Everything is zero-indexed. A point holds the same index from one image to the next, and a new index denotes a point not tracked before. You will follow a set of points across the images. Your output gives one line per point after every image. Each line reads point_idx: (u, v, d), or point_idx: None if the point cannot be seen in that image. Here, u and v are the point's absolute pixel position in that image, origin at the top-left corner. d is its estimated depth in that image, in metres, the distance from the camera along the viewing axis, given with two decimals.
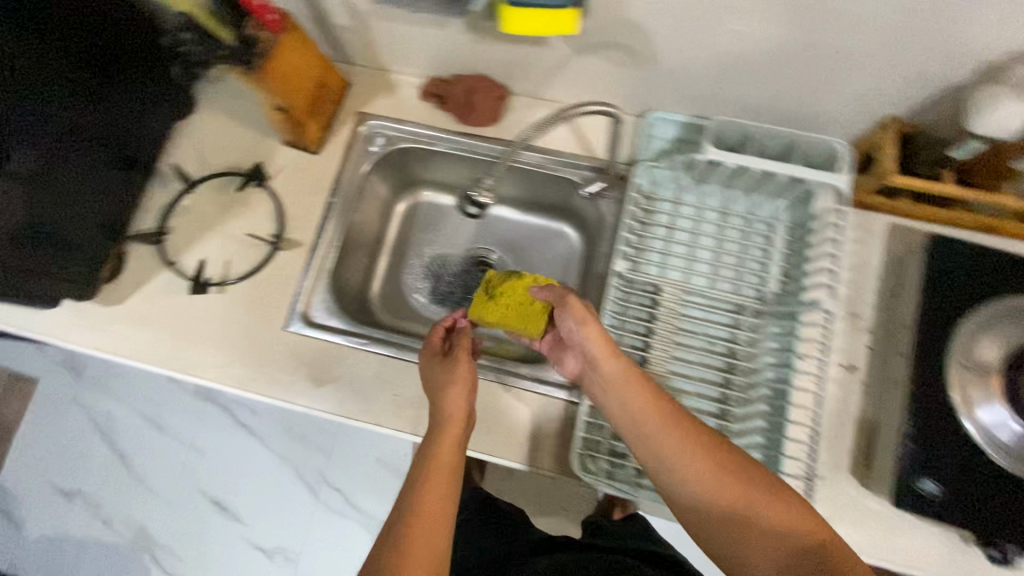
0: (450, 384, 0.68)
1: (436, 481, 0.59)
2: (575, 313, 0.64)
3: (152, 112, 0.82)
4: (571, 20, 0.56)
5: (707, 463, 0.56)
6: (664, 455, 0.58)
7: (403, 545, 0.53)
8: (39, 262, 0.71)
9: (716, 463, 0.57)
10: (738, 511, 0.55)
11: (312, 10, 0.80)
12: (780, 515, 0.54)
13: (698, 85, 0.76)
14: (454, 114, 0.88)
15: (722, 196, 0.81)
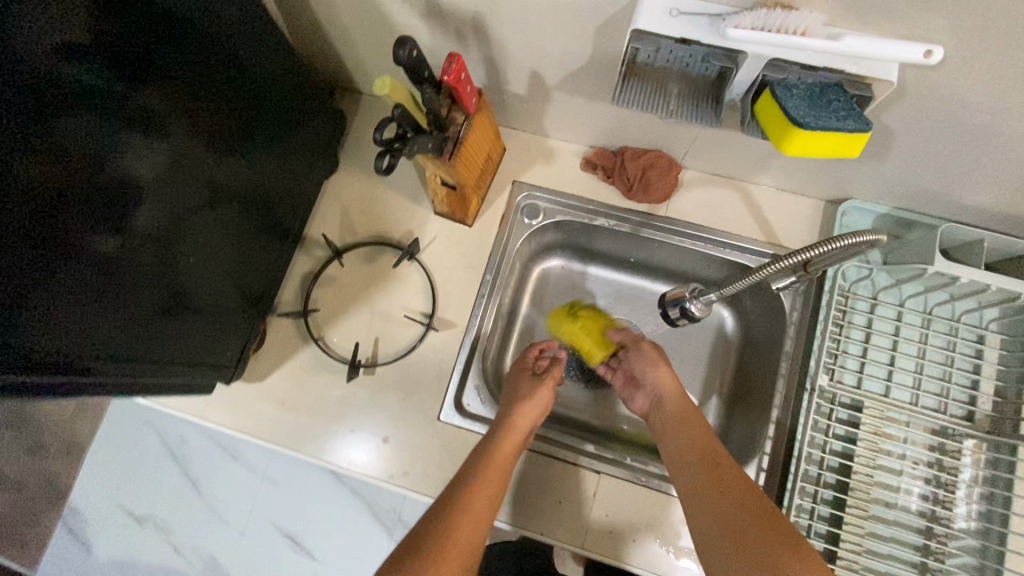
0: (527, 399, 0.73)
1: (481, 493, 0.63)
2: (648, 359, 0.77)
3: (294, 177, 0.80)
4: (859, 143, 0.49)
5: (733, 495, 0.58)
6: (703, 497, 0.60)
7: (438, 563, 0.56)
8: (192, 346, 0.68)
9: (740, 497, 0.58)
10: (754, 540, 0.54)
11: (488, 79, 0.74)
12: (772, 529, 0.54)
13: (916, 184, 0.69)
14: (620, 187, 0.81)
15: (927, 300, 0.74)
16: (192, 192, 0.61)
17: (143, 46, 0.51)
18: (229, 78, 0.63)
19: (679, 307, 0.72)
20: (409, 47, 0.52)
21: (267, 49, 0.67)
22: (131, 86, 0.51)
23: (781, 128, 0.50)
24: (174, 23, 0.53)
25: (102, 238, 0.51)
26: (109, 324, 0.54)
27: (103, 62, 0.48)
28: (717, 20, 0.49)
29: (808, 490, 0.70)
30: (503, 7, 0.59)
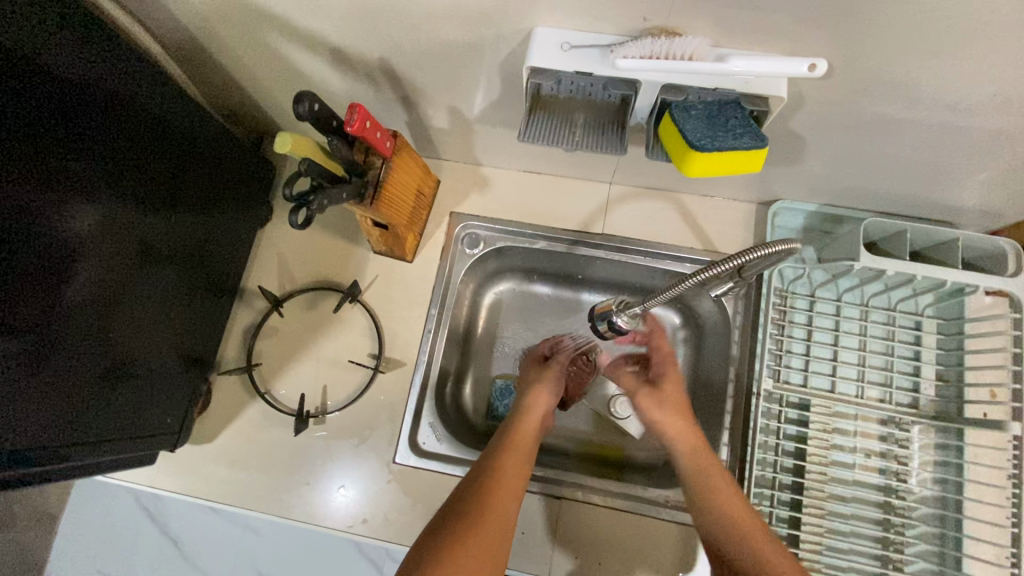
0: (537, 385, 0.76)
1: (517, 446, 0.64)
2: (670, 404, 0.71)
3: (231, 233, 0.79)
4: (760, 158, 0.50)
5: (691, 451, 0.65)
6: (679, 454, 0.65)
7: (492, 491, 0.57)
8: (130, 417, 0.67)
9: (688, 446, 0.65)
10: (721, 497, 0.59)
11: (410, 117, 0.74)
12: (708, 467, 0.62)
13: (834, 183, 0.71)
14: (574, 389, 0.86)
15: (862, 292, 0.75)
16: (124, 259, 0.61)
17: (58, 123, 0.50)
18: (159, 143, 0.62)
19: (606, 321, 0.65)
20: (309, 101, 0.52)
21: (195, 112, 0.68)
22: (50, 164, 0.50)
23: (681, 150, 0.50)
24: (92, 95, 0.53)
25: (22, 316, 0.50)
26: (31, 403, 0.53)
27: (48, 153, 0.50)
28: (608, 51, 0.50)
29: (764, 493, 0.70)
30: (407, 50, 0.60)
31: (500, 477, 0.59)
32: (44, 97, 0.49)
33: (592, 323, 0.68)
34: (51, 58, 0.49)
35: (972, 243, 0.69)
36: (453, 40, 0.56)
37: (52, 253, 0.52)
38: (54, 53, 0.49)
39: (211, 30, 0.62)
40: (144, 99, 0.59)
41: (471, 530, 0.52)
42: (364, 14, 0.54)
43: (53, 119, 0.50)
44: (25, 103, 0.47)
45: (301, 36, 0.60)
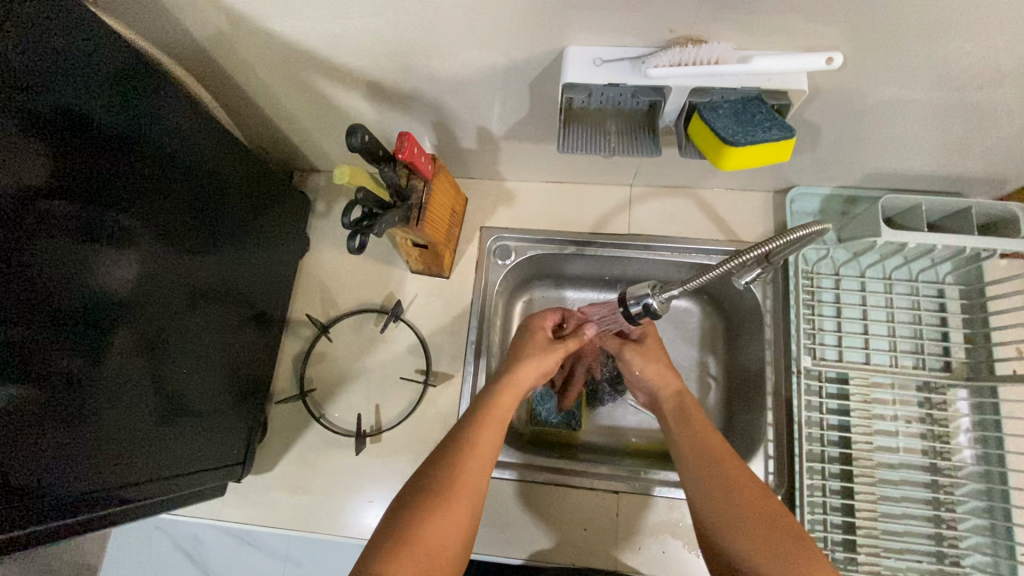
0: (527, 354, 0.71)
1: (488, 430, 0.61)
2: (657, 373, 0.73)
3: (270, 263, 0.82)
4: (787, 148, 0.53)
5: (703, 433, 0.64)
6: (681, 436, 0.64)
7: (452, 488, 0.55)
8: (196, 450, 0.69)
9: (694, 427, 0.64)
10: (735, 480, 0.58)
11: (440, 140, 0.78)
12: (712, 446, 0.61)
13: (847, 165, 0.75)
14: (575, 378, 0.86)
15: (883, 266, 0.79)
16: (166, 297, 0.63)
17: (108, 177, 0.53)
18: (195, 183, 0.65)
19: (640, 304, 0.63)
20: (361, 134, 0.55)
21: (228, 150, 0.70)
22: (102, 216, 0.53)
23: (714, 147, 0.54)
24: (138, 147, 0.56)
25: (83, 363, 0.53)
26: (103, 448, 0.56)
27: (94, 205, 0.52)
28: (638, 62, 0.54)
29: (814, 468, 0.73)
30: (441, 78, 0.63)
31: (463, 475, 0.57)
32: (93, 154, 0.51)
33: (623, 309, 0.65)
34: (102, 115, 0.52)
35: (984, 210, 0.73)
36: (486, 65, 0.60)
37: (105, 300, 0.54)
38: (105, 111, 0.52)
39: (252, 74, 0.66)
40: (180, 143, 0.62)
41: (417, 536, 0.51)
42: (404, 48, 0.58)
43: (104, 174, 0.53)
44: (79, 162, 0.50)
45: (340, 73, 0.64)
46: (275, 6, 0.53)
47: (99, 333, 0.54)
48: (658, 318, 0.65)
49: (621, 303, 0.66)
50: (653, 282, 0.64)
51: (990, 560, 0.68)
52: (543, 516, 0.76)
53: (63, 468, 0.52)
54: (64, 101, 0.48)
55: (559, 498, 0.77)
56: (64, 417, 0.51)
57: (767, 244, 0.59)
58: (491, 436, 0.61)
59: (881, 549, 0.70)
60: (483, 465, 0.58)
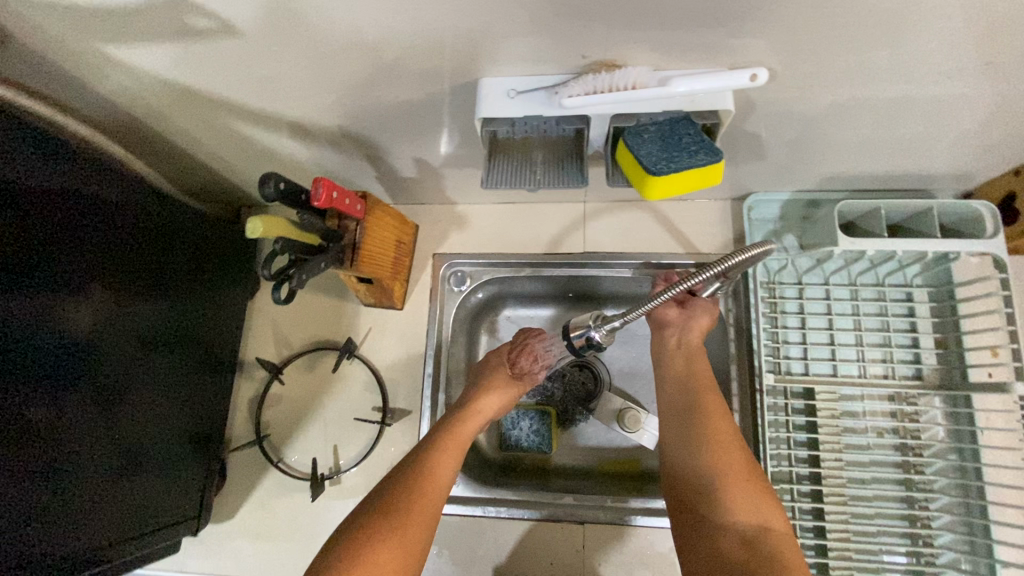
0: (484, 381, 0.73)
1: (447, 449, 0.63)
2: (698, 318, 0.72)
3: (222, 309, 0.81)
4: (717, 171, 0.50)
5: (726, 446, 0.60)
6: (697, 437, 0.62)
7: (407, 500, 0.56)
8: (148, 507, 0.68)
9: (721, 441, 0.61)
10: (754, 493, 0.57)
11: (380, 171, 0.76)
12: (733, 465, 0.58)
13: (803, 170, 0.71)
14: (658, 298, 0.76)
15: (848, 272, 0.76)
16: (113, 359, 0.61)
17: (35, 238, 0.52)
18: (133, 239, 0.63)
19: (583, 338, 0.60)
20: (275, 182, 0.53)
21: (162, 201, 0.68)
22: (34, 278, 0.52)
23: (640, 175, 0.51)
24: (57, 206, 0.54)
25: (22, 432, 0.51)
26: (47, 515, 0.54)
27: (20, 269, 0.50)
28: (553, 91, 0.51)
29: (784, 489, 0.70)
30: (364, 114, 0.61)
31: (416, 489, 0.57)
32: (14, 218, 0.50)
33: (567, 342, 0.62)
34: (15, 175, 0.50)
35: (947, 209, 0.69)
36: (405, 99, 0.57)
37: (45, 368, 0.53)
38: (22, 171, 0.50)
39: (169, 122, 0.63)
40: (109, 197, 0.60)
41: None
42: (315, 87, 0.56)
43: (28, 234, 0.51)
44: (5, 224, 0.49)
45: (258, 116, 0.62)
46: (172, 57, 0.51)
47: (34, 399, 0.52)
48: (603, 350, 0.62)
49: (565, 336, 0.62)
50: (596, 313, 0.61)
51: None
52: (508, 552, 0.74)
53: (5, 539, 0.50)
54: None
55: (523, 532, 0.75)
56: (1, 492, 0.49)
57: (712, 268, 0.56)
58: (444, 457, 0.62)
59: (857, 571, 0.67)
60: (432, 505, 0.57)
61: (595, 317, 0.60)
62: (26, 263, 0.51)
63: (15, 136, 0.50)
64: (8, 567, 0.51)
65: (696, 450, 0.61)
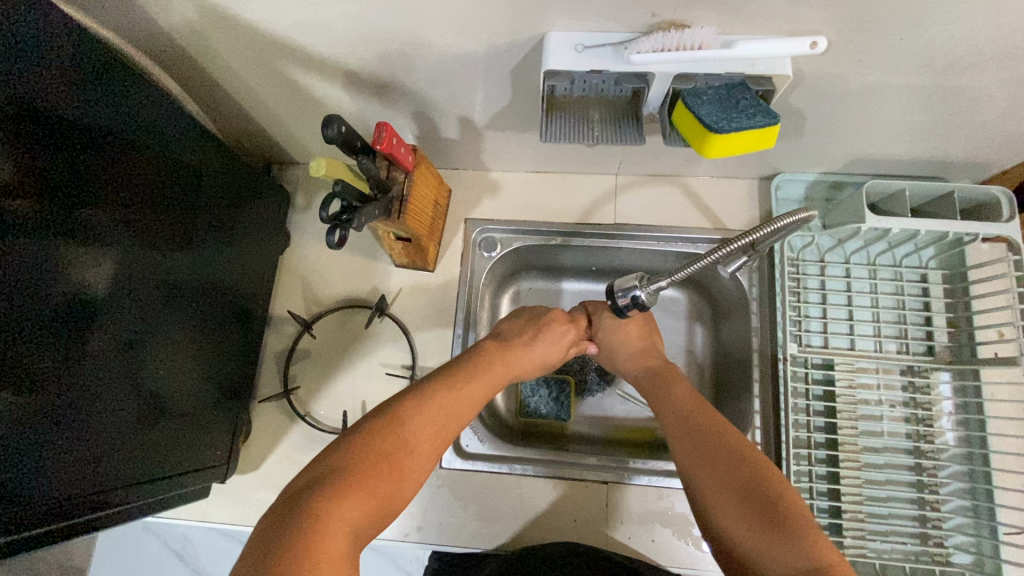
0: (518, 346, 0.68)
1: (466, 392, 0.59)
2: (624, 345, 0.74)
3: (250, 260, 0.80)
4: (773, 134, 0.53)
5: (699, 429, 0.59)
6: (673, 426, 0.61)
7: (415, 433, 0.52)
8: (176, 453, 0.67)
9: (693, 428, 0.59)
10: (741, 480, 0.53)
11: (423, 131, 0.76)
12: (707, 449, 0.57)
13: (834, 150, 0.74)
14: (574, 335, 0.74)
15: (868, 253, 0.79)
16: (137, 302, 0.60)
17: (78, 173, 0.51)
18: (166, 179, 0.62)
19: (629, 297, 0.63)
20: (337, 125, 0.54)
21: (199, 143, 0.67)
22: (71, 214, 0.51)
23: (700, 135, 0.53)
24: (104, 142, 0.53)
25: (53, 369, 0.50)
26: (76, 452, 0.53)
27: (59, 200, 0.50)
28: (621, 48, 0.53)
29: (802, 454, 0.73)
30: (421, 66, 0.62)
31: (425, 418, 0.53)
32: (58, 153, 0.49)
33: (612, 301, 0.64)
34: (67, 109, 0.49)
35: (967, 195, 0.73)
36: (466, 52, 0.58)
37: (80, 305, 0.53)
38: (73, 104, 0.50)
39: (221, 61, 0.63)
40: (149, 133, 0.59)
41: (319, 511, 0.42)
42: (380, 35, 0.56)
43: (72, 169, 0.50)
44: (49, 156, 0.48)
45: (314, 62, 0.62)
46: None
47: (65, 335, 0.51)
48: (647, 309, 0.64)
49: (609, 295, 0.65)
50: (640, 275, 0.64)
51: (972, 540, 0.68)
52: (533, 510, 0.76)
53: (30, 471, 0.49)
54: (31, 96, 0.46)
55: (548, 490, 0.77)
56: (27, 426, 0.48)
57: (753, 233, 0.59)
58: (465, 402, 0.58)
59: (868, 533, 0.70)
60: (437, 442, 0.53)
61: (638, 275, 0.62)
62: (66, 196, 0.50)
63: (73, 67, 0.50)
64: (38, 502, 0.50)
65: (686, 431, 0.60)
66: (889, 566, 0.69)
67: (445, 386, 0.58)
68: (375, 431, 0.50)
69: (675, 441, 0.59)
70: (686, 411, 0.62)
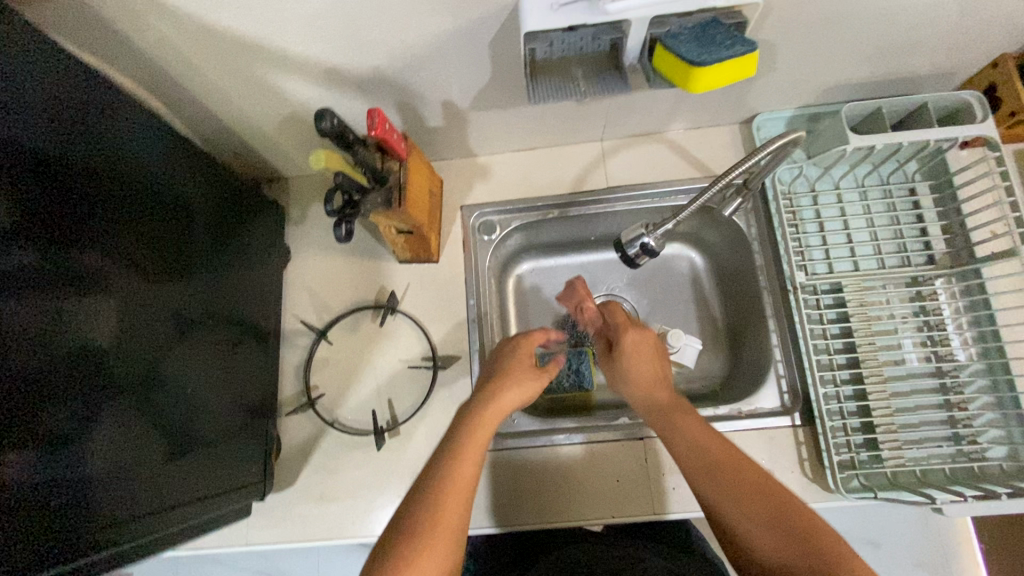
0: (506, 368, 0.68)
1: (470, 446, 0.59)
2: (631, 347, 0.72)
3: (248, 277, 0.78)
4: (753, 61, 0.54)
5: (708, 446, 0.60)
6: (677, 439, 0.62)
7: (438, 515, 0.53)
8: (207, 477, 0.65)
9: (707, 444, 0.60)
10: (767, 507, 0.54)
11: (408, 122, 0.77)
12: (721, 469, 0.58)
13: (810, 81, 0.76)
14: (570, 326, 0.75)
15: (855, 177, 0.81)
16: (140, 339, 0.58)
17: (71, 207, 0.50)
18: (156, 204, 0.61)
19: (639, 246, 0.64)
20: (330, 117, 0.54)
21: (179, 163, 0.66)
22: (71, 251, 0.50)
23: (682, 71, 0.55)
24: (91, 172, 0.52)
25: (64, 417, 0.47)
26: (104, 495, 0.51)
27: (57, 238, 0.48)
28: None
29: (827, 378, 0.74)
30: (400, 52, 0.62)
31: (441, 496, 0.54)
32: (50, 189, 0.48)
33: (621, 255, 0.66)
34: (50, 142, 0.48)
35: (941, 104, 0.76)
36: (446, 31, 0.59)
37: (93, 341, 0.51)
38: (57, 136, 0.49)
39: (201, 76, 0.63)
40: (133, 159, 0.58)
41: None
42: (358, 24, 0.57)
43: (65, 204, 0.49)
44: (42, 193, 0.47)
45: (294, 63, 0.62)
46: None
47: (82, 376, 0.50)
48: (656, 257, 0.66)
49: (618, 249, 0.66)
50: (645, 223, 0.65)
51: (1005, 433, 0.70)
52: (575, 477, 0.76)
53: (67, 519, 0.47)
54: (15, 132, 0.44)
55: (586, 455, 0.77)
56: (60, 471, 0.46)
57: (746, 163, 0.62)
58: (472, 457, 0.58)
59: (903, 442, 0.72)
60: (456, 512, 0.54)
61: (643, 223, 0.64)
62: (63, 233, 0.49)
63: (50, 98, 0.48)
64: (84, 545, 0.49)
65: (696, 449, 0.60)
66: (929, 472, 0.70)
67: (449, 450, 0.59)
68: (404, 523, 0.53)
69: (685, 457, 0.60)
70: (693, 426, 0.62)
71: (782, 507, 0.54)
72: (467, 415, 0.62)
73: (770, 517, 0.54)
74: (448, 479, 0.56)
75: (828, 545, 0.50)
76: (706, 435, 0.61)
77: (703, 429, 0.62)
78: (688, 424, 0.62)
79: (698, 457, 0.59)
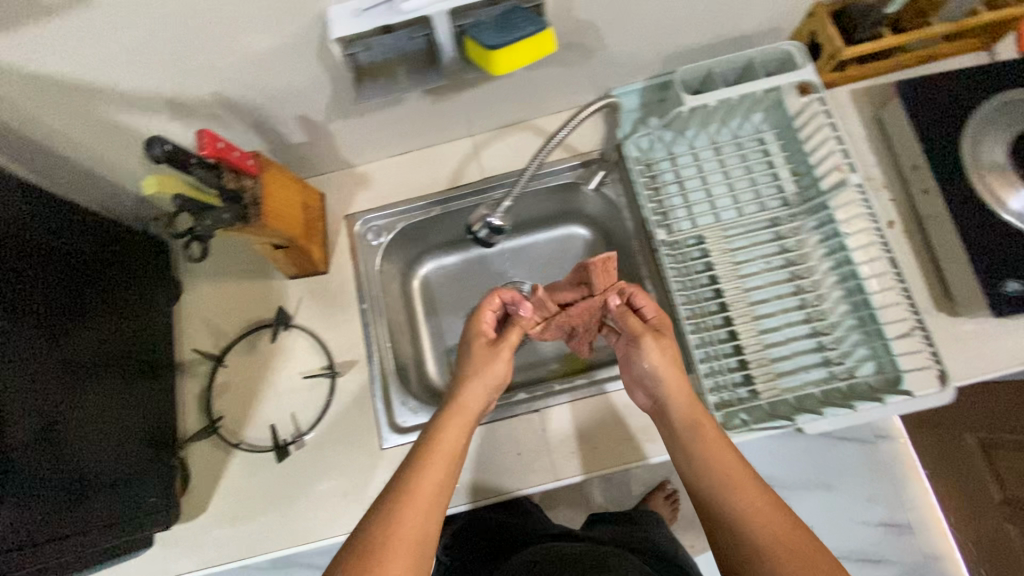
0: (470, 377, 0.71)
1: (435, 462, 0.62)
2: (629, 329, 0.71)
3: (142, 312, 0.78)
4: (549, 39, 0.58)
5: (729, 469, 0.61)
6: (697, 460, 0.62)
7: (397, 523, 0.56)
8: (106, 514, 0.64)
9: (726, 465, 0.61)
10: (771, 522, 0.57)
11: (271, 142, 0.79)
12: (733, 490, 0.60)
13: (645, 53, 0.81)
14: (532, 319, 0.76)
15: (707, 136, 0.86)
16: (37, 387, 0.57)
17: None
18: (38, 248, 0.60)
19: (485, 226, 0.72)
20: (160, 144, 0.56)
21: (55, 206, 0.65)
22: None
23: (483, 56, 0.59)
24: None
25: None
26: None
27: None
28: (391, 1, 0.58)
29: (703, 325, 0.78)
30: (233, 75, 0.65)
31: (404, 504, 0.57)
32: None
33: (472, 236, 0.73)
34: None
35: (768, 57, 0.81)
36: (267, 49, 0.62)
37: None
38: None
39: (42, 125, 0.65)
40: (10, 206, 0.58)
41: None
42: (179, 54, 0.60)
43: None
44: None
45: (131, 100, 0.65)
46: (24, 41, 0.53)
47: None
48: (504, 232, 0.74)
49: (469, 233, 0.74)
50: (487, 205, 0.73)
51: (869, 351, 0.73)
52: (481, 459, 0.78)
53: None
54: None
55: (488, 437, 0.78)
56: None
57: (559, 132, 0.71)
58: (441, 472, 0.61)
59: (778, 375, 0.76)
60: (417, 528, 0.56)
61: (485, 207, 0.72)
62: None
63: None
64: None
65: (708, 471, 0.61)
66: (805, 398, 0.74)
67: (416, 463, 0.61)
68: (369, 531, 0.55)
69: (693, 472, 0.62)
70: (718, 446, 0.63)
71: (789, 526, 0.56)
72: (433, 434, 0.64)
73: (771, 529, 0.56)
74: (415, 491, 0.59)
75: (818, 558, 0.54)
76: (732, 459, 0.61)
77: (724, 448, 0.62)
78: (718, 443, 0.63)
79: (710, 475, 0.61)
